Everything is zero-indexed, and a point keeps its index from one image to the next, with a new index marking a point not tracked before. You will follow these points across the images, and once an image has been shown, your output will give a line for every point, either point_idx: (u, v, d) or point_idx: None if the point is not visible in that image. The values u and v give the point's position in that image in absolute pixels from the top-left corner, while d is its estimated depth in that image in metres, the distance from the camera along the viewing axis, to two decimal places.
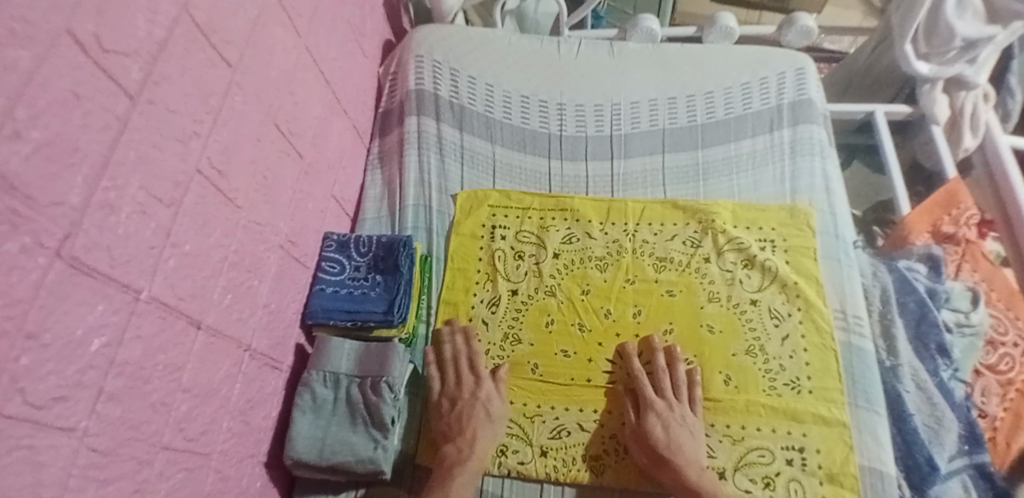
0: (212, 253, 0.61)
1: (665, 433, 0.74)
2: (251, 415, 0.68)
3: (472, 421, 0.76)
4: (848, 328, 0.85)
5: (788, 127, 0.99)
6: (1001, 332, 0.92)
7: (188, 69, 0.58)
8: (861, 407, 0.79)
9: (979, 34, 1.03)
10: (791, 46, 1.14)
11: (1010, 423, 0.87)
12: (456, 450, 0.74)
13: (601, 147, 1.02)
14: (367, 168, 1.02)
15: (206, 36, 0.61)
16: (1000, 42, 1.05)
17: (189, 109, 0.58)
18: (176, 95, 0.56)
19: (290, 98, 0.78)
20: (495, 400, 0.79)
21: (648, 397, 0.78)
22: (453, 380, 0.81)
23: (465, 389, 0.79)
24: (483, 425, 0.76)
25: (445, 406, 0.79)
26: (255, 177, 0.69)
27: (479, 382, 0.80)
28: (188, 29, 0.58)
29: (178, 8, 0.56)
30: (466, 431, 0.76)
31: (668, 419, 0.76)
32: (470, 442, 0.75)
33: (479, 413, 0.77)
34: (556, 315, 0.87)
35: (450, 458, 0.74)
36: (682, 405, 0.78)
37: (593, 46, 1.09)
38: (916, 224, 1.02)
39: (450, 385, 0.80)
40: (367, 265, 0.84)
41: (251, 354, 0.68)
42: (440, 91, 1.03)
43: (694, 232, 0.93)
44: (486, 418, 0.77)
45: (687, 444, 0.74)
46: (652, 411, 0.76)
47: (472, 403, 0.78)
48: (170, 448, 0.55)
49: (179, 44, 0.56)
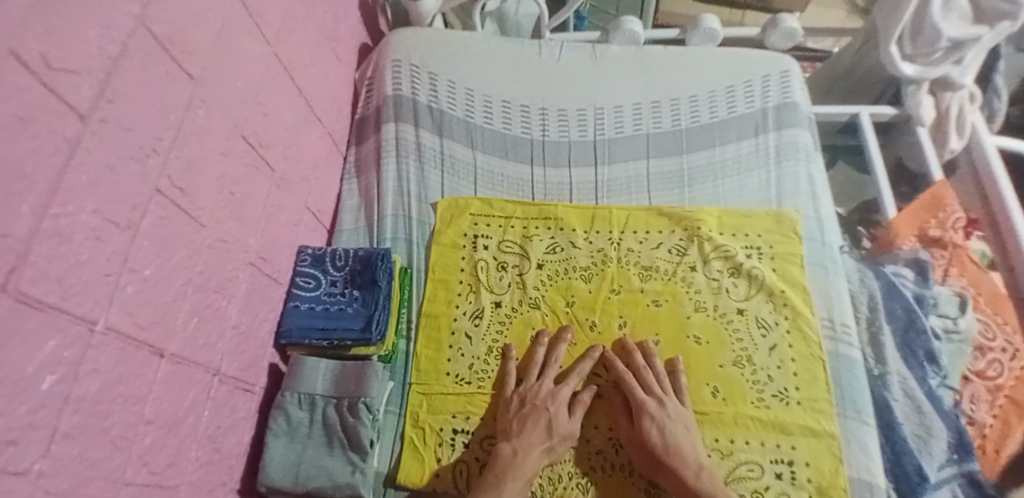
0: (175, 277, 0.58)
1: (659, 436, 0.73)
2: (221, 442, 0.65)
3: (535, 427, 0.74)
4: (836, 337, 0.84)
5: (773, 131, 0.98)
6: (989, 338, 0.93)
7: (147, 84, 0.55)
8: (849, 417, 0.78)
9: (966, 35, 1.02)
10: (775, 48, 1.12)
11: (999, 430, 0.88)
12: (511, 452, 0.72)
13: (585, 153, 1.00)
14: (344, 178, 0.99)
15: (165, 48, 0.58)
16: (986, 43, 1.04)
17: (148, 126, 0.55)
18: (133, 111, 0.53)
19: (259, 109, 0.75)
20: (562, 417, 0.75)
21: (639, 399, 0.76)
22: (531, 382, 0.79)
23: (539, 397, 0.77)
24: (540, 433, 0.74)
25: (513, 406, 0.77)
26: (221, 193, 0.66)
27: (557, 392, 0.77)
28: (145, 41, 0.55)
29: (134, 19, 0.53)
30: (525, 436, 0.73)
31: (662, 420, 0.74)
32: (525, 448, 0.72)
33: (542, 421, 0.74)
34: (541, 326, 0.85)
35: (503, 460, 0.71)
36: (673, 400, 0.77)
37: (575, 49, 1.06)
38: (902, 228, 1.02)
39: (524, 388, 0.78)
40: (344, 280, 0.82)
41: (221, 378, 0.65)
42: (418, 96, 1.00)
43: (680, 240, 0.91)
44: (548, 431, 0.74)
45: (686, 444, 0.73)
46: (646, 415, 0.74)
47: (541, 408, 0.76)
48: (134, 485, 0.52)
49: (135, 57, 0.53)
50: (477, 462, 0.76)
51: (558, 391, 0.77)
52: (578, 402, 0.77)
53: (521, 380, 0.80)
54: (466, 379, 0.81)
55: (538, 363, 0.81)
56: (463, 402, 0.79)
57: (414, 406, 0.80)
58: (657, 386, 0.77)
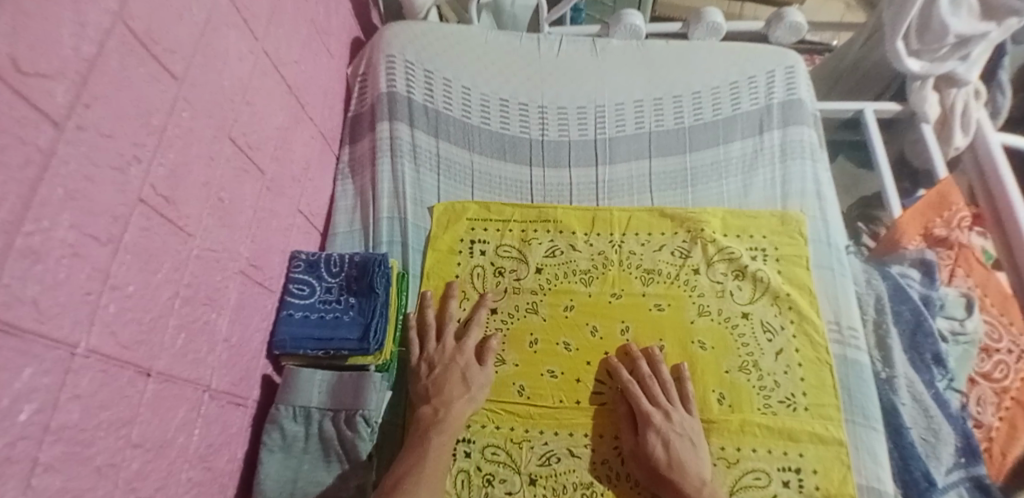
0: (161, 291, 0.55)
1: (664, 450, 0.71)
2: (213, 460, 0.63)
3: (450, 384, 0.75)
4: (843, 341, 0.82)
5: (777, 129, 0.96)
6: (995, 339, 0.93)
7: (126, 86, 0.51)
8: (858, 424, 0.77)
9: (973, 31, 1.00)
10: (779, 43, 1.10)
11: (1006, 433, 0.87)
12: (432, 411, 0.72)
13: (585, 152, 0.97)
14: (338, 178, 0.95)
15: (146, 47, 0.54)
16: (994, 39, 1.02)
17: (128, 132, 0.52)
18: (112, 117, 0.50)
19: (247, 108, 0.72)
20: (473, 369, 0.77)
21: (644, 411, 0.74)
22: (432, 346, 0.79)
23: (447, 354, 0.78)
24: (459, 387, 0.75)
25: (423, 371, 0.77)
26: (209, 200, 0.63)
27: (463, 346, 0.79)
28: (124, 40, 0.51)
29: (111, 16, 0.50)
30: (444, 393, 0.74)
31: (666, 433, 0.72)
32: (446, 404, 0.73)
33: (456, 376, 0.76)
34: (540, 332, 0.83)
35: (426, 419, 0.72)
36: (679, 411, 0.75)
37: (574, 43, 1.03)
38: (908, 228, 0.99)
39: (432, 352, 0.78)
40: (339, 286, 0.79)
41: (212, 394, 0.63)
42: (413, 94, 0.97)
43: (683, 242, 0.89)
44: (463, 384, 0.75)
45: (689, 459, 0.71)
46: (651, 427, 0.73)
47: (451, 367, 0.77)
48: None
49: (113, 58, 0.50)
50: (479, 474, 0.74)
51: (462, 346, 0.79)
52: (487, 350, 0.79)
53: (424, 345, 0.80)
54: None
55: (433, 328, 0.81)
56: None
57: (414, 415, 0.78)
58: (664, 396, 0.76)
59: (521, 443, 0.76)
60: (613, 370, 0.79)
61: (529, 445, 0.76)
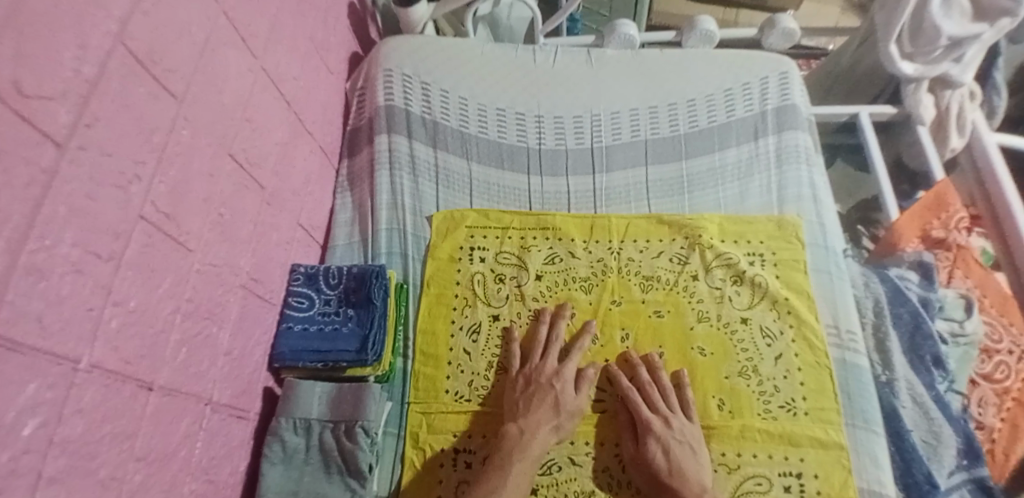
0: (162, 306, 0.56)
1: (665, 457, 0.71)
2: (216, 472, 0.63)
3: (541, 406, 0.74)
4: (842, 345, 0.82)
5: (773, 134, 0.96)
6: (995, 340, 0.92)
7: (127, 106, 0.53)
8: (858, 427, 0.77)
9: (965, 33, 1.01)
10: (773, 49, 1.10)
11: (1007, 435, 0.87)
12: (517, 432, 0.72)
13: (582, 160, 0.98)
14: (337, 191, 0.96)
15: (146, 68, 0.56)
16: (986, 41, 1.02)
17: (129, 150, 0.53)
18: (113, 137, 0.51)
19: (247, 125, 0.73)
20: (571, 395, 0.76)
21: (643, 418, 0.74)
22: (536, 361, 0.80)
23: (545, 376, 0.77)
24: (549, 410, 0.74)
25: (519, 386, 0.77)
26: (209, 215, 0.64)
27: (561, 370, 0.78)
28: (125, 61, 0.53)
29: (112, 39, 0.51)
30: (532, 414, 0.74)
31: (666, 440, 0.72)
32: (533, 428, 0.73)
33: (549, 399, 0.75)
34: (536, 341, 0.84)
35: (510, 439, 0.72)
36: (678, 417, 0.75)
37: (570, 53, 1.04)
38: (906, 230, 0.99)
39: (532, 367, 0.79)
40: (338, 298, 0.80)
41: (213, 407, 0.64)
42: (411, 106, 0.98)
43: (681, 248, 0.89)
44: (554, 409, 0.75)
45: (689, 466, 0.71)
46: (652, 435, 0.73)
47: (547, 388, 0.76)
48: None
49: (114, 79, 0.51)
50: None
51: (561, 369, 0.78)
52: (583, 377, 0.78)
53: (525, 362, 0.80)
54: (467, 397, 0.79)
55: (540, 341, 0.81)
56: (466, 421, 0.78)
57: (414, 426, 0.78)
58: (664, 403, 0.76)
59: None
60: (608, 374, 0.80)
61: None
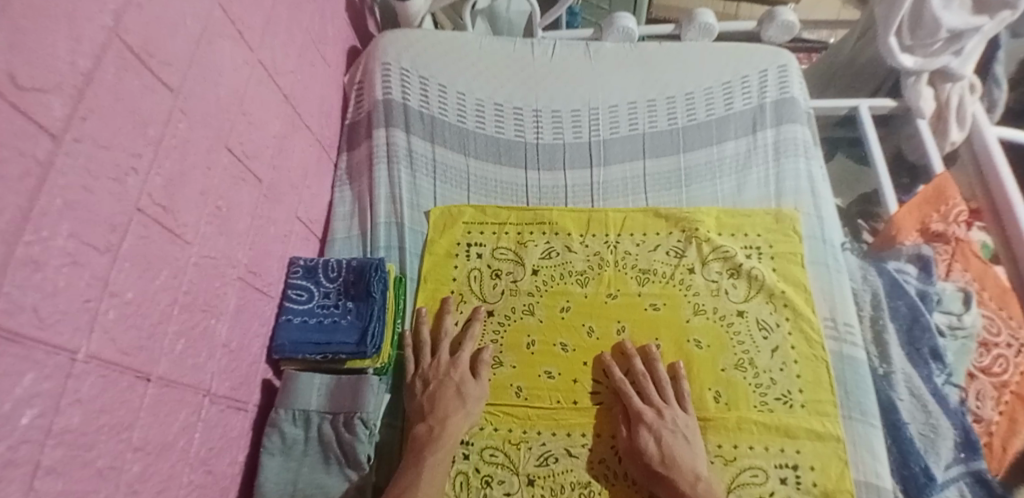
0: (159, 298, 0.57)
1: (657, 446, 0.72)
2: (214, 463, 0.64)
3: (444, 399, 0.75)
4: (839, 337, 0.82)
5: (771, 127, 0.96)
6: (993, 333, 0.93)
7: (122, 97, 0.53)
8: (855, 420, 0.77)
9: (965, 25, 1.01)
10: (772, 42, 1.10)
11: (1006, 427, 0.87)
12: (428, 429, 0.72)
13: (579, 154, 0.98)
14: (336, 184, 0.97)
15: (142, 60, 0.56)
16: (987, 33, 1.03)
17: (124, 142, 0.53)
18: (109, 130, 0.51)
19: (243, 118, 0.73)
20: (467, 383, 0.77)
21: (637, 408, 0.75)
22: (427, 361, 0.80)
23: (441, 370, 0.78)
24: (454, 401, 0.75)
25: (418, 388, 0.77)
26: (206, 208, 0.65)
27: (457, 360, 0.79)
28: (120, 54, 0.53)
29: (107, 31, 0.51)
30: (439, 411, 0.74)
31: (659, 429, 0.73)
32: (442, 422, 0.73)
33: (451, 390, 0.76)
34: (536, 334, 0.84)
35: (421, 438, 0.72)
36: (672, 408, 0.75)
37: (567, 47, 1.04)
38: (906, 223, 0.98)
39: (425, 367, 0.79)
40: (337, 291, 0.80)
41: (211, 398, 0.64)
42: (409, 100, 0.98)
43: (678, 241, 0.89)
44: (458, 399, 0.75)
45: (683, 454, 0.71)
46: (643, 425, 0.73)
47: (446, 381, 0.77)
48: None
49: (109, 71, 0.51)
50: (478, 476, 0.75)
51: (457, 360, 0.79)
52: (480, 362, 0.80)
53: (418, 362, 0.80)
54: None
55: (429, 342, 0.82)
56: None
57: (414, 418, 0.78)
58: (656, 394, 0.76)
59: (519, 444, 0.77)
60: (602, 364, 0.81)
61: (527, 445, 0.77)
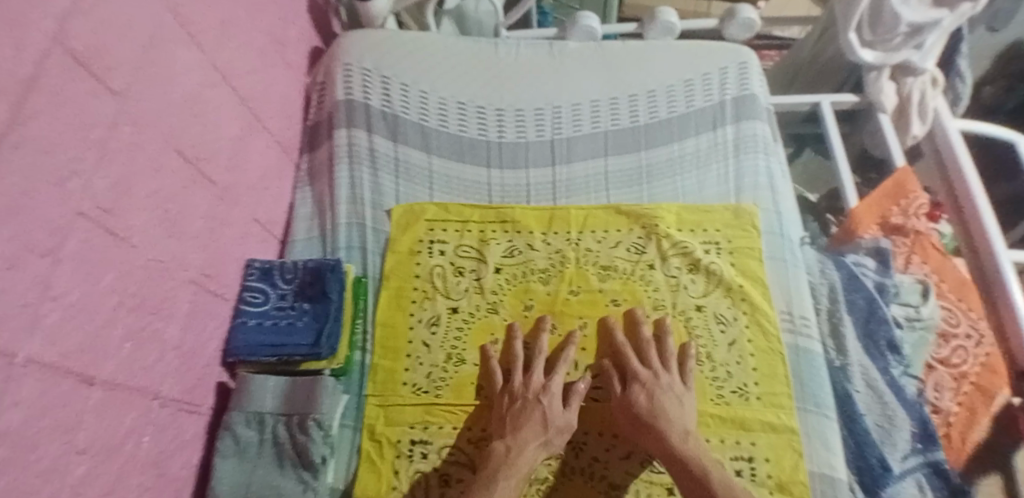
0: (104, 300, 0.56)
1: (649, 400, 0.73)
2: (166, 466, 0.64)
3: (529, 423, 0.72)
4: (795, 330, 0.83)
5: (730, 124, 0.97)
6: (952, 324, 0.93)
7: (63, 102, 0.52)
8: (810, 411, 0.78)
9: (924, 19, 1.00)
10: (733, 39, 1.11)
11: (964, 418, 0.88)
12: (505, 450, 0.70)
13: (542, 152, 0.98)
14: (297, 186, 0.97)
15: (85, 65, 0.56)
16: (948, 26, 1.02)
17: (66, 145, 0.53)
18: (51, 134, 0.51)
19: (196, 121, 0.73)
20: (556, 409, 0.74)
21: (633, 367, 0.77)
22: (519, 378, 0.78)
23: (531, 391, 0.76)
24: (536, 428, 0.72)
25: (505, 403, 0.76)
26: (154, 211, 0.64)
27: (549, 385, 0.76)
28: (63, 59, 0.53)
29: (48, 37, 0.51)
30: (519, 432, 0.72)
31: (652, 387, 0.74)
32: (520, 444, 0.71)
33: (536, 416, 0.73)
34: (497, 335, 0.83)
35: (497, 457, 0.70)
36: (669, 374, 0.76)
37: (531, 46, 1.05)
38: (865, 218, 1.01)
39: (518, 385, 0.77)
40: (293, 293, 0.80)
41: (162, 401, 0.64)
42: (370, 99, 0.98)
43: (638, 238, 0.90)
44: (541, 426, 0.72)
45: (673, 410, 0.72)
46: (636, 381, 0.75)
47: (533, 403, 0.74)
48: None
49: (51, 77, 0.51)
50: (437, 475, 0.74)
51: (550, 385, 0.76)
52: (573, 393, 0.76)
53: (510, 377, 0.79)
54: (425, 389, 0.79)
55: (520, 362, 0.80)
56: (421, 411, 0.78)
57: (371, 417, 0.78)
58: (652, 358, 0.78)
59: (477, 442, 0.76)
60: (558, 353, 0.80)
61: (486, 443, 0.76)
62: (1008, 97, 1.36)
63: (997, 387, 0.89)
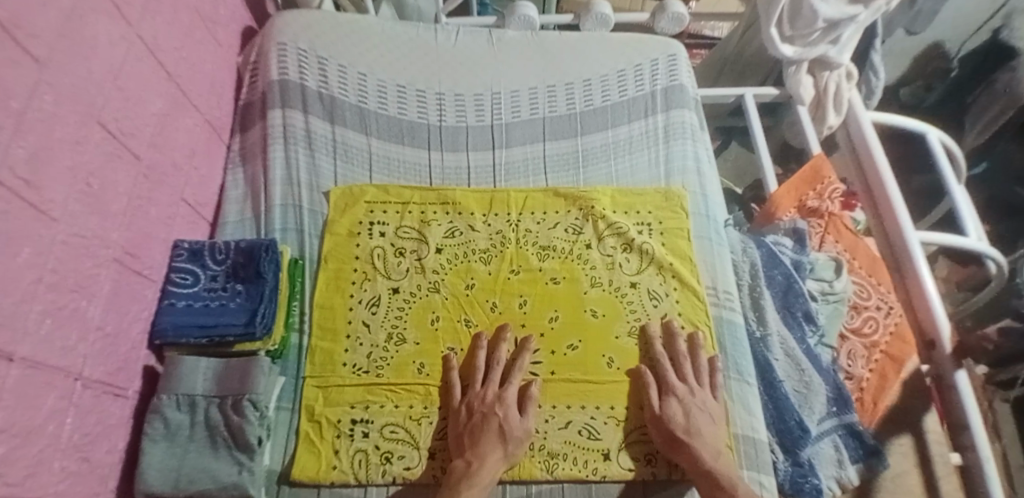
0: (21, 276, 0.53)
1: (684, 418, 0.75)
2: (91, 450, 0.62)
3: (487, 436, 0.72)
4: (720, 303, 0.89)
5: (661, 112, 1.02)
6: (863, 297, 0.99)
7: None
8: (733, 379, 0.83)
9: (841, 15, 1.08)
10: (665, 33, 1.16)
11: (877, 383, 0.94)
12: (466, 464, 0.71)
13: (482, 136, 1.00)
14: (228, 167, 0.94)
15: (7, 30, 0.52)
16: (862, 23, 1.11)
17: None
18: None
19: (120, 94, 0.69)
20: (513, 419, 0.74)
21: (670, 381, 0.79)
22: (476, 389, 0.77)
23: (488, 402, 0.75)
24: (494, 439, 0.72)
25: (463, 417, 0.75)
26: (75, 185, 0.61)
27: (504, 394, 0.76)
28: None
29: None
30: (479, 445, 0.72)
31: (688, 404, 0.76)
32: (480, 456, 0.71)
33: (493, 427, 0.73)
34: (456, 344, 0.82)
35: (459, 473, 0.70)
36: (703, 389, 0.79)
37: (470, 34, 1.06)
38: (783, 201, 1.09)
39: (472, 395, 0.77)
40: (225, 274, 0.78)
41: (85, 383, 0.61)
42: (306, 80, 0.97)
43: (576, 219, 0.93)
44: (500, 439, 0.72)
45: (706, 429, 0.74)
46: (672, 396, 0.77)
47: (490, 415, 0.74)
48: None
49: None
50: (378, 452, 0.74)
51: (505, 394, 0.76)
52: (528, 397, 0.77)
53: (467, 388, 0.78)
54: (365, 369, 0.79)
55: (481, 368, 0.79)
56: (362, 391, 0.78)
57: (310, 399, 0.77)
58: (687, 370, 0.80)
59: (420, 419, 0.77)
60: (514, 359, 0.80)
61: (428, 420, 0.77)
62: (927, 95, 1.49)
63: (907, 355, 0.94)
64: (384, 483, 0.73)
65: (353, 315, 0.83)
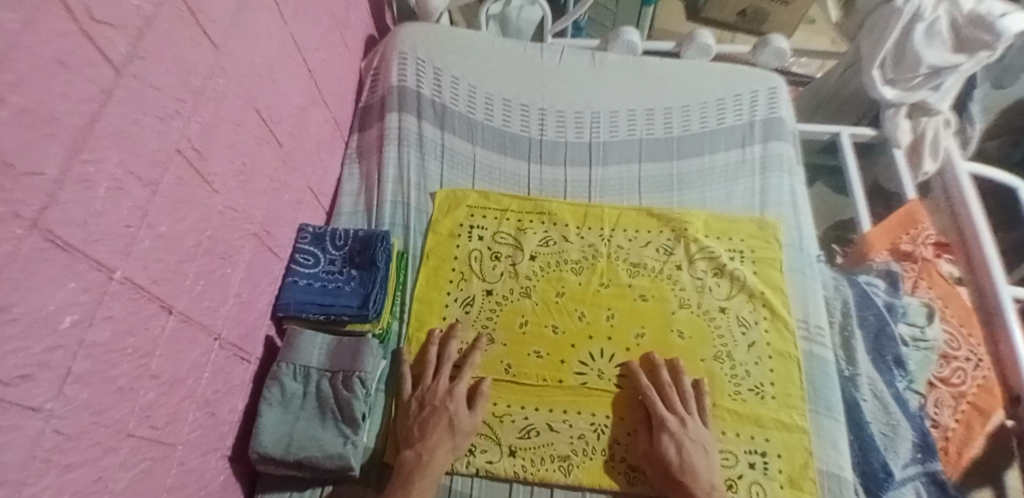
0: (186, 238, 0.59)
1: (678, 454, 0.74)
2: (218, 406, 0.67)
3: (436, 430, 0.75)
4: (811, 338, 0.88)
5: (759, 143, 1.03)
6: (954, 347, 0.96)
7: (176, 49, 0.56)
8: (821, 414, 0.82)
9: (945, 62, 1.06)
10: (764, 66, 1.18)
11: (962, 433, 0.91)
12: (416, 456, 0.73)
13: (579, 152, 1.03)
14: (345, 162, 1.01)
15: (194, 15, 0.59)
16: (965, 71, 1.09)
17: (172, 87, 0.56)
18: (159, 72, 0.54)
19: (272, 84, 0.76)
20: (462, 413, 0.77)
21: (662, 415, 0.77)
22: (428, 382, 0.80)
23: (437, 396, 0.78)
24: (443, 432, 0.75)
25: (413, 409, 0.78)
26: (233, 162, 0.68)
27: (454, 389, 0.78)
28: (177, 7, 0.56)
29: None
30: (428, 437, 0.74)
31: (681, 438, 0.75)
32: (430, 448, 0.73)
33: (442, 421, 0.76)
34: (541, 348, 0.85)
35: (409, 464, 0.72)
36: (695, 420, 0.78)
37: (575, 54, 1.10)
38: (876, 242, 1.07)
39: (423, 389, 0.79)
40: (342, 259, 0.83)
41: (221, 344, 0.67)
42: (422, 88, 1.03)
43: (667, 240, 0.95)
44: (449, 431, 0.75)
45: (700, 464, 0.74)
46: (666, 431, 0.76)
47: (440, 409, 0.77)
48: (134, 435, 0.53)
49: (167, 19, 0.54)
50: None
51: (455, 389, 0.79)
52: (477, 394, 0.79)
53: (418, 381, 0.81)
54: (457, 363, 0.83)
55: (432, 364, 0.82)
56: None
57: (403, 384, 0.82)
58: (674, 400, 0.79)
59: (503, 417, 0.80)
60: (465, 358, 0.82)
61: (510, 419, 0.80)
62: (1014, 150, 1.40)
63: (992, 408, 0.92)
64: (468, 474, 0.77)
65: (448, 313, 0.87)
